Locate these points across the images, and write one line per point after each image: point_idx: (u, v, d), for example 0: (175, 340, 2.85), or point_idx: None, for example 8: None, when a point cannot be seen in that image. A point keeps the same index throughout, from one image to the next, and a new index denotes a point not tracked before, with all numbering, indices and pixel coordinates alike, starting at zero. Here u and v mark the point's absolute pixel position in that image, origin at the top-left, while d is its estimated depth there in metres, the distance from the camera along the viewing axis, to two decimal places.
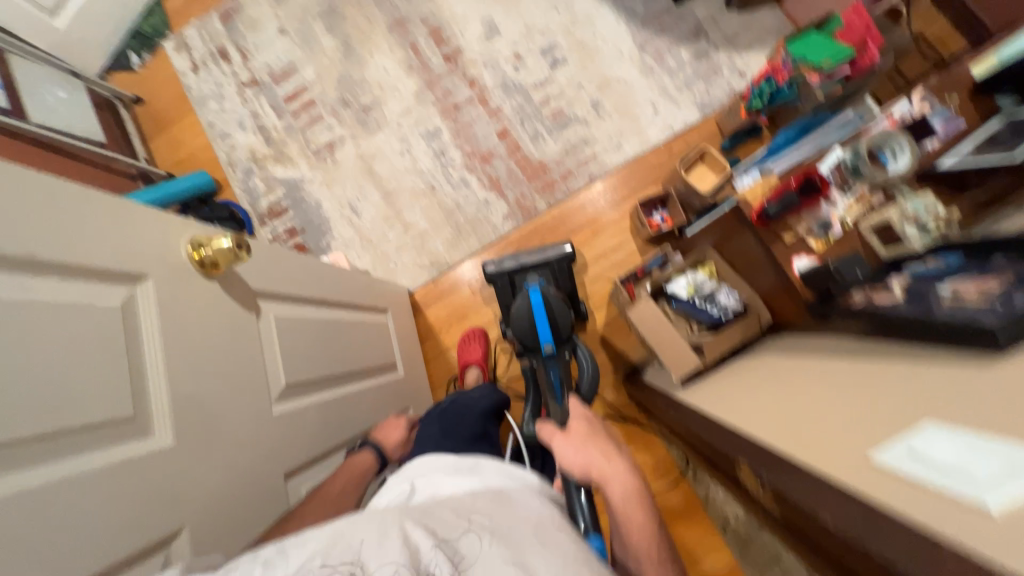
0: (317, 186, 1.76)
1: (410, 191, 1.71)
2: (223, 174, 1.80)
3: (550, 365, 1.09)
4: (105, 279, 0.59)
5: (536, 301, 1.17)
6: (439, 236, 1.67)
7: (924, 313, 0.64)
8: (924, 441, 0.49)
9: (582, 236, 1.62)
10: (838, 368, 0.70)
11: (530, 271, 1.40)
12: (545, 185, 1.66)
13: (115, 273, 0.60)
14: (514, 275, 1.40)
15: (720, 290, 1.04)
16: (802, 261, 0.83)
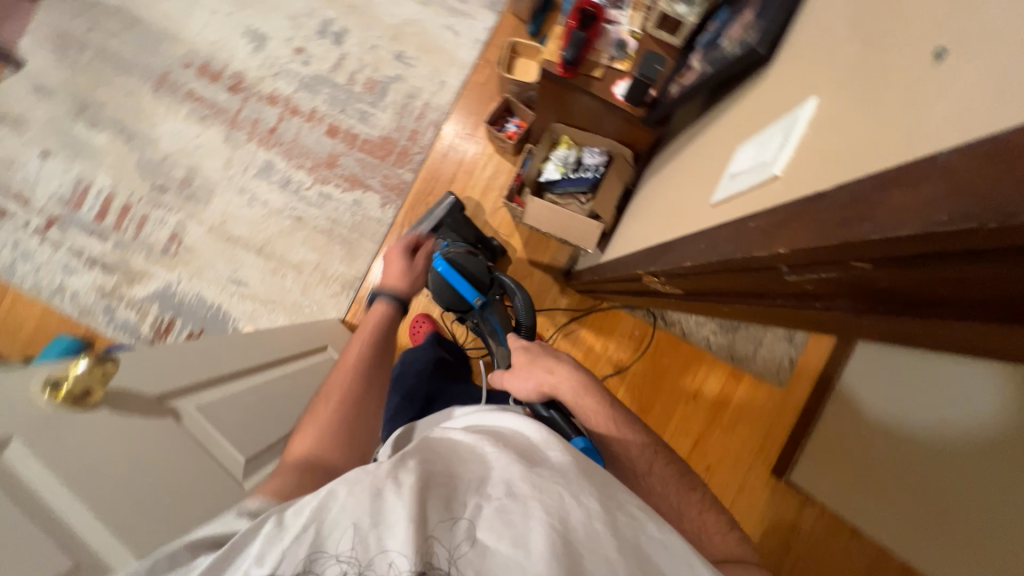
0: (188, 281, 1.61)
1: (281, 233, 1.62)
2: (84, 327, 1.60)
3: (487, 316, 1.08)
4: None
5: (444, 269, 1.11)
6: (335, 257, 1.61)
7: (720, 66, 0.68)
8: (740, 160, 0.58)
9: (460, 181, 1.61)
10: (693, 155, 0.77)
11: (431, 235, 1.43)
12: (400, 154, 1.62)
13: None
14: None
15: (584, 153, 1.08)
16: (621, 86, 0.88)
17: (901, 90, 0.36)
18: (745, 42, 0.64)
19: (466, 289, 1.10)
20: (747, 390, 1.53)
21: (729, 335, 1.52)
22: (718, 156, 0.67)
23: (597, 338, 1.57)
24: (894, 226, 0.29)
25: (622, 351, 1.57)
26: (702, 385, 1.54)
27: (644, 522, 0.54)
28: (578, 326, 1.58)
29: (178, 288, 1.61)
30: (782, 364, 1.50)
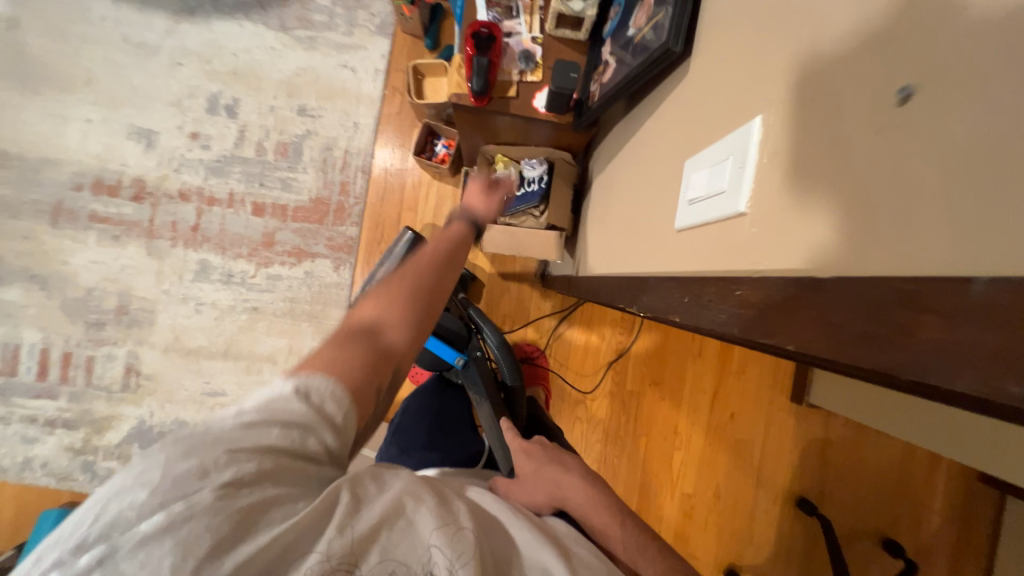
0: (160, 410, 1.51)
1: (241, 329, 1.52)
2: (65, 493, 1.48)
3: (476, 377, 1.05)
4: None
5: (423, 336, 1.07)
6: (305, 337, 1.52)
7: (639, 59, 0.65)
8: (693, 180, 0.56)
9: (407, 219, 1.54)
10: (639, 161, 0.75)
11: None
12: (337, 211, 1.53)
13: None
14: None
15: (524, 167, 1.03)
16: (540, 96, 0.83)
17: (851, 204, 0.34)
18: (658, 32, 0.62)
19: (446, 350, 1.06)
20: None
21: None
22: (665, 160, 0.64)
23: (590, 333, 1.55)
24: (855, 368, 0.29)
25: (621, 336, 1.55)
26: (703, 345, 1.54)
27: None
28: (568, 327, 1.55)
29: (152, 421, 1.50)
30: None
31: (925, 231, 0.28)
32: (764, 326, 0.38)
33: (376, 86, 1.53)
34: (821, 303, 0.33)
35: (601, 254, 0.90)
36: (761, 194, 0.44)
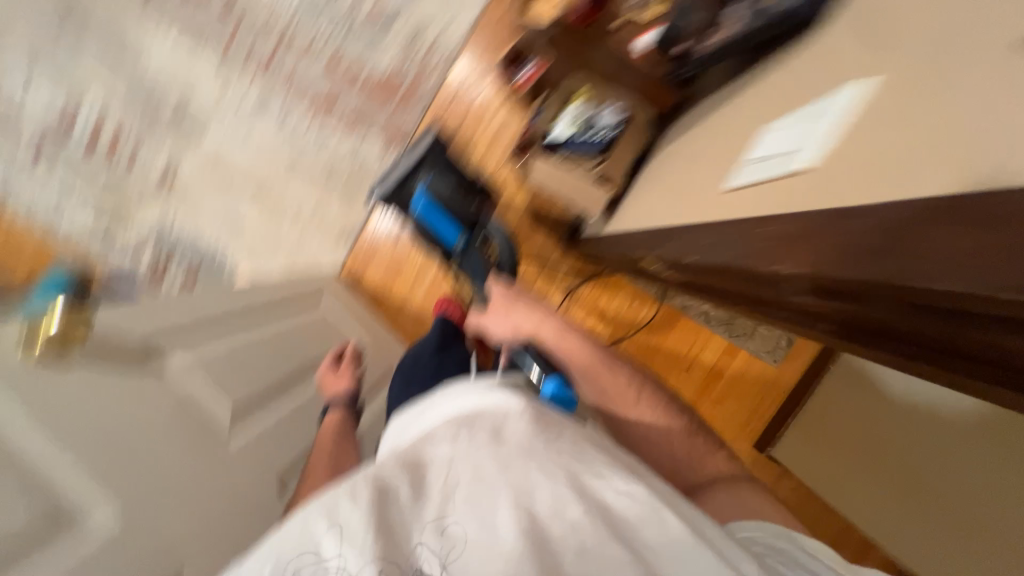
0: (182, 219, 1.58)
1: (277, 175, 1.55)
2: (78, 258, 1.58)
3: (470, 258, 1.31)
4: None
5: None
6: (333, 205, 1.56)
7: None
8: None
9: (466, 132, 1.52)
10: None
11: (414, 175, 1.30)
12: (404, 98, 1.51)
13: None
14: (402, 189, 1.30)
15: (602, 109, 1.01)
16: None
17: (878, 161, 0.50)
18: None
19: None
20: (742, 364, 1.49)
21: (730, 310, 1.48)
22: None
23: (597, 305, 1.54)
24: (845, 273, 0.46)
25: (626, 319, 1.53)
26: (700, 358, 1.51)
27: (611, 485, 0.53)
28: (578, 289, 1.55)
29: (172, 225, 1.57)
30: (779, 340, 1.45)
31: (899, 182, 0.47)
32: (774, 255, 0.57)
33: None
34: (847, 224, 0.49)
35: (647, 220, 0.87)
36: (811, 192, 0.57)
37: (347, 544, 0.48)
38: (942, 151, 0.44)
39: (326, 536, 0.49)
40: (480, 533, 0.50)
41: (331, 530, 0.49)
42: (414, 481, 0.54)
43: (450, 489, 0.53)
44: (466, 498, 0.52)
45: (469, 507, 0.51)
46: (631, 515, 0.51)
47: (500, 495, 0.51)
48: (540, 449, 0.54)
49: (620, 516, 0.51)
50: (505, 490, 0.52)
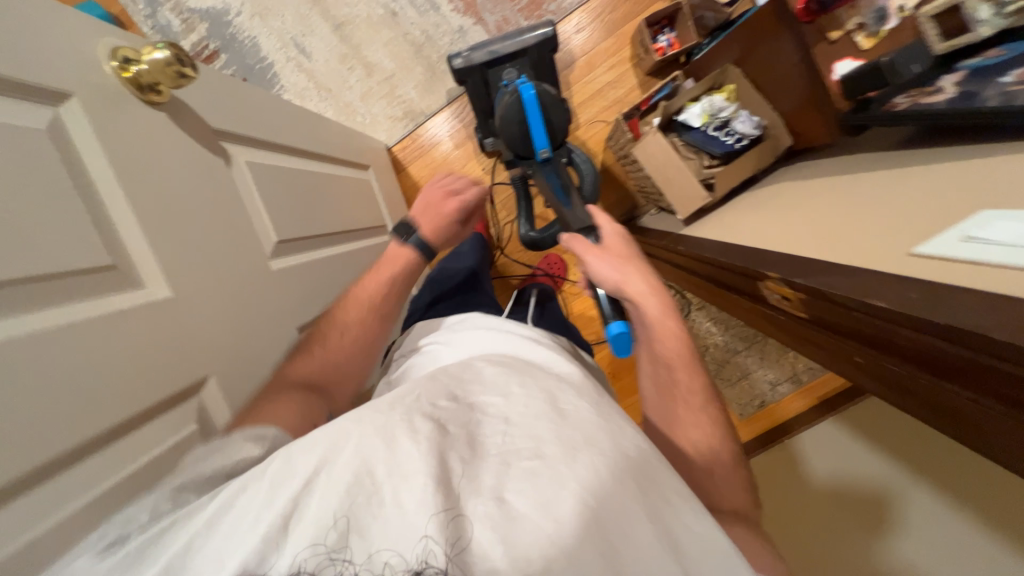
0: (248, 19, 1.41)
1: (367, 20, 1.40)
2: (121, 7, 1.40)
3: (548, 174, 0.90)
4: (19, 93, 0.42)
5: (530, 100, 0.86)
6: (410, 80, 1.43)
7: (965, 105, 0.57)
8: (983, 224, 0.42)
9: (575, 70, 1.41)
10: (867, 180, 0.66)
11: (507, 65, 1.23)
12: (531, 4, 1.37)
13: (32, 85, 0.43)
14: (488, 70, 1.24)
15: (739, 115, 0.93)
16: (846, 65, 0.75)
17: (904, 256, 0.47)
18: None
19: (538, 134, 0.88)
20: None
21: (728, 353, 1.50)
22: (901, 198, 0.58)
23: None
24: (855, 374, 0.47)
25: None
26: None
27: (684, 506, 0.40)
28: None
29: (235, 20, 1.41)
30: (756, 399, 1.48)
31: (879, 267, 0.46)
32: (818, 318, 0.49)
33: None
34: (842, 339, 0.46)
35: (731, 233, 0.83)
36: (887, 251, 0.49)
37: (389, 472, 0.36)
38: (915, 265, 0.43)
39: (370, 444, 0.37)
40: (547, 520, 0.35)
41: (374, 451, 0.37)
42: (467, 423, 0.42)
43: (512, 447, 0.39)
44: (530, 463, 0.38)
45: (531, 481, 0.37)
46: (701, 547, 0.39)
47: (575, 468, 0.37)
48: (623, 428, 0.43)
49: (692, 545, 0.38)
50: (581, 469, 0.37)
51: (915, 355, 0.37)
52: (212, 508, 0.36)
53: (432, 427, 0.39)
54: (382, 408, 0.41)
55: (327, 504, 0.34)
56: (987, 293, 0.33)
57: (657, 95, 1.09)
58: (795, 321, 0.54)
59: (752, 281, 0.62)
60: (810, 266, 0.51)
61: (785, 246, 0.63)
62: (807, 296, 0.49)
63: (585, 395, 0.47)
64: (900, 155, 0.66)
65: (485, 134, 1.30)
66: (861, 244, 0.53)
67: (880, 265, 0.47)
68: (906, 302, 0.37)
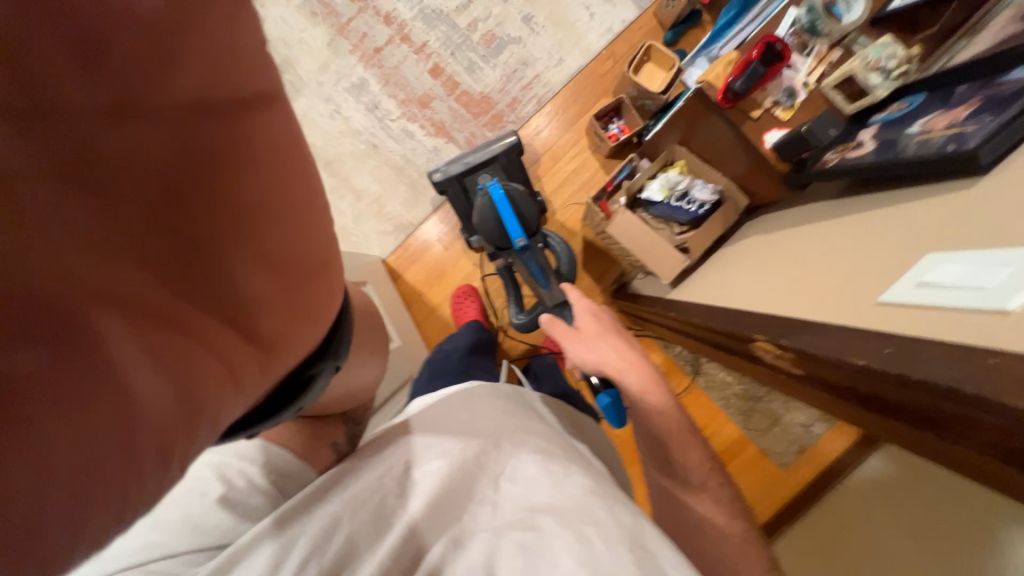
0: None
1: (352, 155, 1.57)
2: None
3: (526, 259, 0.92)
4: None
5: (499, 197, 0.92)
6: (396, 197, 1.57)
7: (887, 157, 0.65)
8: (928, 266, 0.45)
9: (542, 164, 1.56)
10: (819, 231, 0.72)
11: (480, 171, 1.36)
12: (494, 118, 1.56)
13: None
14: (465, 178, 1.37)
15: (695, 184, 1.03)
16: (775, 134, 0.85)
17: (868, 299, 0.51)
18: (939, 143, 0.59)
19: (510, 226, 0.91)
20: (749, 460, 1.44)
21: (751, 402, 1.46)
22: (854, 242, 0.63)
23: None
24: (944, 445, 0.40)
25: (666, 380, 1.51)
26: (717, 435, 1.47)
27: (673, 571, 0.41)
28: None
29: None
30: (792, 443, 1.41)
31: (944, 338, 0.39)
32: (793, 363, 0.53)
33: (598, 40, 1.54)
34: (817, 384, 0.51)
35: (715, 292, 0.87)
36: (852, 297, 0.53)
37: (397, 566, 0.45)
38: (854, 317, 0.49)
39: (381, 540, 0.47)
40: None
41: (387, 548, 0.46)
42: (459, 505, 0.51)
43: (503, 528, 0.48)
44: (520, 540, 0.46)
45: (522, 554, 0.45)
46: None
47: (555, 541, 0.44)
48: (596, 496, 0.49)
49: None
50: (560, 543, 0.44)
51: (882, 402, 0.42)
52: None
53: (425, 514, 0.49)
54: (381, 488, 0.52)
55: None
56: (946, 344, 0.37)
57: (619, 177, 1.19)
58: (796, 378, 0.55)
59: (743, 344, 0.64)
60: (790, 326, 0.55)
61: (766, 304, 0.67)
62: (795, 357, 0.51)
63: (564, 464, 0.55)
64: (842, 203, 0.73)
65: (468, 233, 1.37)
66: (831, 295, 0.57)
67: (853, 317, 0.49)
68: (883, 357, 0.40)
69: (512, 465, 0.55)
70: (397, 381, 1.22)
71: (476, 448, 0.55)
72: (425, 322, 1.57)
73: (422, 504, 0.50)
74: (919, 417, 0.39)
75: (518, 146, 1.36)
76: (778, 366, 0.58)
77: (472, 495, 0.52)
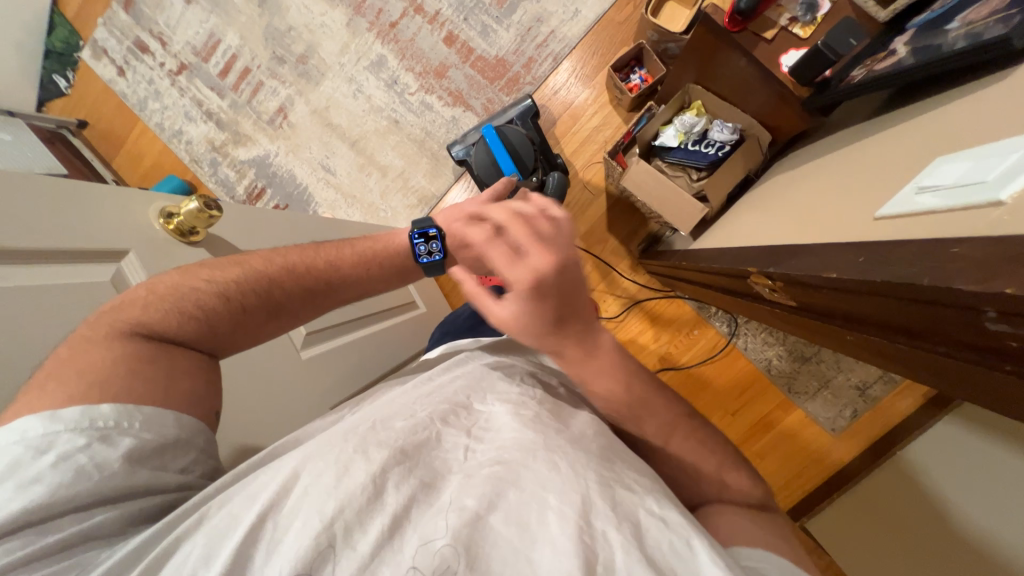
0: (284, 157, 1.69)
1: (375, 132, 1.62)
2: (192, 173, 1.74)
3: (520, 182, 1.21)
4: (86, 259, 0.58)
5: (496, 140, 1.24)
6: (419, 171, 1.61)
7: (928, 56, 0.55)
8: (934, 172, 0.40)
9: (562, 124, 1.52)
10: (843, 158, 0.65)
11: None
12: (510, 81, 1.53)
13: (100, 250, 0.59)
14: None
15: (713, 125, 0.96)
16: (792, 56, 0.75)
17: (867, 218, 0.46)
18: (992, 28, 0.50)
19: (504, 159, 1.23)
20: (795, 427, 1.35)
21: (797, 363, 1.35)
22: (872, 163, 0.56)
23: (655, 326, 1.46)
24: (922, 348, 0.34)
25: (702, 344, 1.42)
26: (758, 401, 1.38)
27: (643, 497, 0.45)
28: (631, 310, 1.48)
29: (274, 160, 1.69)
30: (845, 409, 1.30)
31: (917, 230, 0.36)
32: (796, 288, 0.46)
33: None
34: (823, 312, 0.45)
35: (732, 239, 0.81)
36: (855, 218, 0.48)
37: (364, 512, 0.41)
38: (849, 238, 0.45)
39: (327, 481, 0.42)
40: (510, 523, 0.41)
41: (334, 492, 0.41)
42: (429, 456, 0.47)
43: (471, 467, 0.46)
44: (491, 471, 0.45)
45: (490, 486, 0.44)
46: (654, 538, 0.41)
47: (527, 472, 0.45)
48: (569, 433, 0.50)
49: (632, 505, 0.43)
50: (533, 472, 0.45)
51: (900, 315, 0.34)
52: (200, 545, 0.41)
53: (385, 458, 0.44)
54: (338, 444, 0.46)
55: (302, 542, 0.39)
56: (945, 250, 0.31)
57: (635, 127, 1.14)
58: (793, 310, 0.51)
59: (745, 282, 0.60)
60: (783, 254, 0.51)
61: (774, 239, 0.62)
62: (788, 286, 0.48)
63: (542, 408, 0.54)
64: (869, 127, 0.66)
65: None
66: (836, 221, 0.52)
67: (850, 237, 0.45)
68: (854, 266, 0.37)
69: (483, 416, 0.53)
70: (424, 344, 1.29)
71: (443, 409, 0.52)
72: (452, 290, 1.61)
73: (378, 446, 0.46)
74: (925, 317, 0.32)
75: (531, 107, 1.33)
76: (780, 301, 0.54)
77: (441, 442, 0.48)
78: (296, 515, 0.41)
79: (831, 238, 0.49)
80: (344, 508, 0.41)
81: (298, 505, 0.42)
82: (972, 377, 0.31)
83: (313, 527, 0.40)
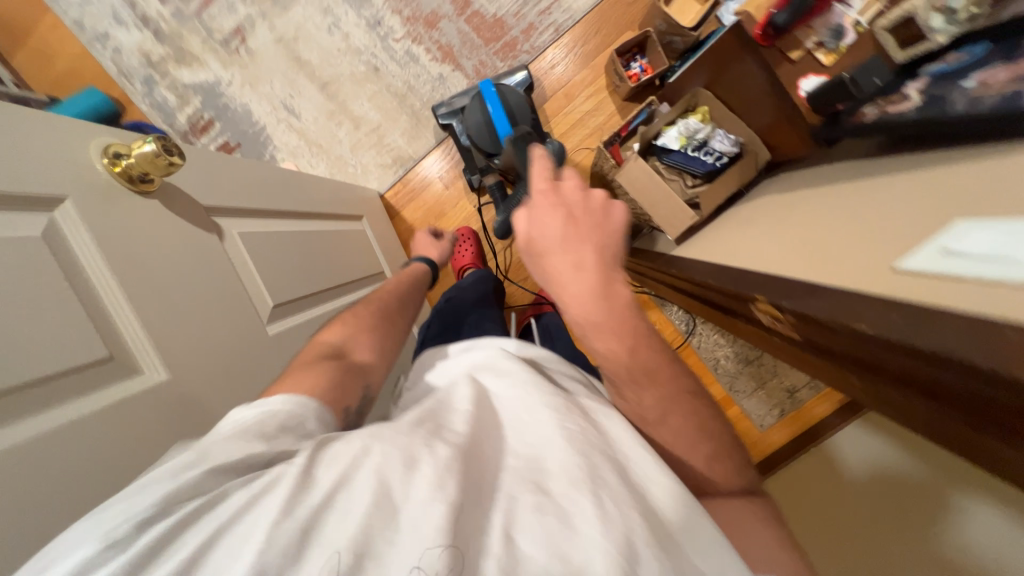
0: (239, 89, 1.47)
1: (351, 77, 1.46)
2: (119, 89, 1.47)
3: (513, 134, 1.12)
4: (9, 203, 0.46)
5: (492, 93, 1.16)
6: (397, 128, 1.48)
7: (935, 113, 0.58)
8: (959, 238, 0.42)
9: (556, 103, 1.46)
10: (839, 189, 0.66)
11: None
12: (507, 46, 1.43)
13: (26, 194, 0.47)
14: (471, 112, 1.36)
15: (716, 134, 0.96)
16: (810, 82, 0.74)
17: (876, 268, 0.48)
18: (1001, 101, 0.52)
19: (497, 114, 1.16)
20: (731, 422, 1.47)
21: (743, 366, 1.45)
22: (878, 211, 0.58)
23: None
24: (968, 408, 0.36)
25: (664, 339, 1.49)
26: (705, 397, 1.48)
27: (699, 522, 0.41)
28: None
29: (226, 90, 1.47)
30: (777, 411, 1.43)
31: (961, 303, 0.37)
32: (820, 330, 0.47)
33: None
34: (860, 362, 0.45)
35: (725, 255, 0.83)
36: (868, 266, 0.50)
37: (427, 509, 0.35)
38: (862, 286, 0.47)
39: (391, 465, 0.37)
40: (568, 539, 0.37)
41: (390, 478, 0.36)
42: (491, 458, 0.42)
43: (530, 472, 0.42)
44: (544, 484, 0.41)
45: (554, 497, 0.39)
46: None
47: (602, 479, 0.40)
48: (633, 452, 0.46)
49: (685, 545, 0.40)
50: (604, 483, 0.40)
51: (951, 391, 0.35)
52: (246, 521, 0.34)
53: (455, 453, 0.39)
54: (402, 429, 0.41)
55: (349, 533, 0.33)
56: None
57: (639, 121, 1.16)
58: (795, 343, 0.54)
59: (747, 306, 0.62)
60: (796, 290, 0.52)
61: (778, 272, 0.62)
62: (800, 324, 0.50)
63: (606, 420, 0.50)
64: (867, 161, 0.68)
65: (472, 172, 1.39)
66: (848, 263, 0.53)
67: (870, 287, 0.46)
68: (892, 323, 0.39)
69: None
70: None
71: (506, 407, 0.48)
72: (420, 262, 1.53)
73: (447, 438, 0.41)
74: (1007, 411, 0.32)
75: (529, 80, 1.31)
76: (786, 339, 0.56)
77: (463, 408, 0.45)
78: (343, 516, 0.34)
79: (836, 278, 0.51)
80: (404, 507, 0.35)
81: (346, 497, 0.36)
82: (982, 400, 0.33)
83: (359, 527, 0.34)
